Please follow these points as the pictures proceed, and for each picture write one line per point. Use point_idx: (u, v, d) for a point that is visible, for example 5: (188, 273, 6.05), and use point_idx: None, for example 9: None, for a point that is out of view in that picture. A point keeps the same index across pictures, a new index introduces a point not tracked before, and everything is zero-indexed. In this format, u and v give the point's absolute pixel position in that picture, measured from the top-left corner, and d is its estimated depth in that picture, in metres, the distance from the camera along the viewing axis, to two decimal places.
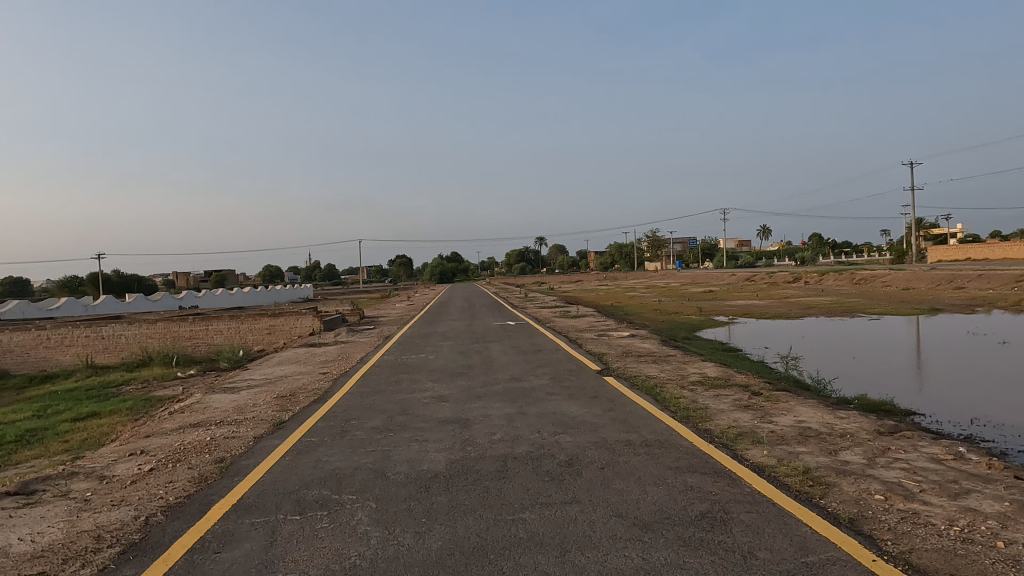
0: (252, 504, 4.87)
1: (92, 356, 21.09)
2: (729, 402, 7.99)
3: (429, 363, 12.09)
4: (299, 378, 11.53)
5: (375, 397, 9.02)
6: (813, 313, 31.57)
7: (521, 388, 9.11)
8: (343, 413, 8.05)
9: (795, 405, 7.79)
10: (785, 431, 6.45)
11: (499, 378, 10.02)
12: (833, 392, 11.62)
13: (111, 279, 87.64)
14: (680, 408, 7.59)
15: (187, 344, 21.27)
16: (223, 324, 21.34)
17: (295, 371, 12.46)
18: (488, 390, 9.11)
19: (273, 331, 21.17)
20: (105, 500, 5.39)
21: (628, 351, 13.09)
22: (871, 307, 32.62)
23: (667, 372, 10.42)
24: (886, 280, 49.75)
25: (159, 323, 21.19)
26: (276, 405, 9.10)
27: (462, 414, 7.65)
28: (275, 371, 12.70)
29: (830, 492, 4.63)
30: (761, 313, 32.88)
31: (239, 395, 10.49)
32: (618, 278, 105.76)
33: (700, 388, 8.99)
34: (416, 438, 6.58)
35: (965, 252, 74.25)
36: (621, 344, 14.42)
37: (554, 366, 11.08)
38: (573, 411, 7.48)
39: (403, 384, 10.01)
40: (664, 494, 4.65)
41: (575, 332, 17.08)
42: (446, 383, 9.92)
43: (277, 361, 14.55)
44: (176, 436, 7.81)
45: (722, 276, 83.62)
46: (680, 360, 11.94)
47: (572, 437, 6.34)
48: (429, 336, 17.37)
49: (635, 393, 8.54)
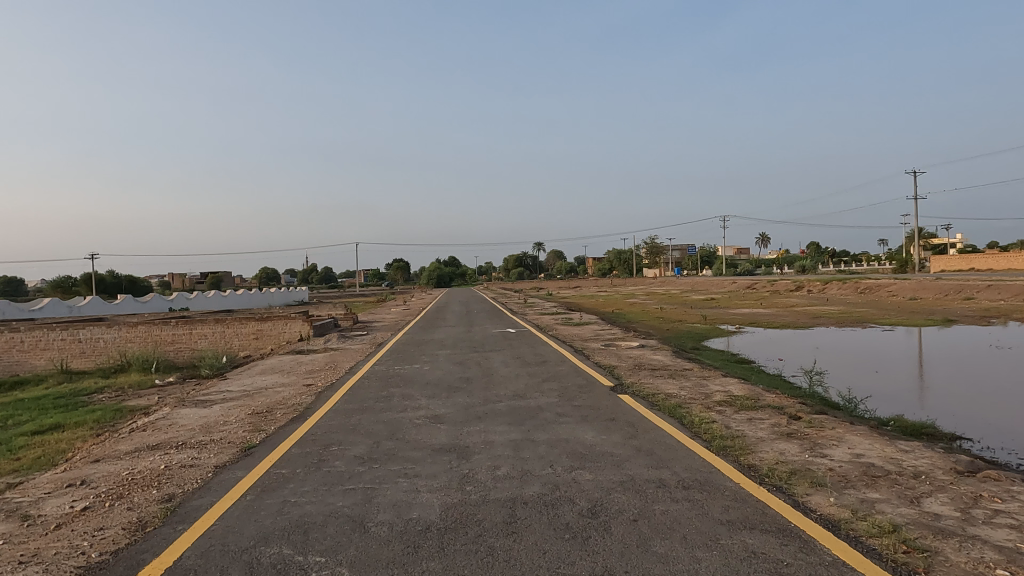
0: (191, 569, 3.81)
1: (68, 361, 20.00)
2: (767, 428, 6.94)
3: (423, 376, 11.03)
4: (279, 391, 10.46)
5: (361, 416, 7.96)
6: (823, 323, 30.61)
7: (527, 407, 8.06)
8: (324, 436, 6.98)
9: (845, 433, 6.75)
10: (846, 469, 5.41)
11: (501, 395, 8.96)
12: (866, 412, 10.56)
13: (105, 279, 86.65)
14: (713, 436, 6.53)
15: (169, 349, 20.17)
16: (208, 328, 20.25)
17: (277, 382, 11.38)
18: (489, 409, 8.05)
19: (261, 336, 20.08)
20: (14, 554, 4.32)
21: (640, 364, 12.03)
22: (881, 318, 31.69)
23: (689, 390, 9.37)
24: (891, 289, 48.90)
25: (141, 327, 20.12)
26: (249, 425, 8.02)
27: (460, 440, 6.59)
28: (255, 382, 11.63)
29: (935, 563, 3.58)
30: (769, 321, 31.92)
31: (210, 410, 9.41)
32: (617, 285, 104.91)
33: (730, 410, 7.95)
34: (406, 472, 5.53)
35: (968, 262, 73.56)
36: (631, 355, 13.38)
37: (561, 381, 10.01)
38: (589, 439, 6.42)
39: (394, 401, 8.94)
40: (721, 563, 3.60)
41: (580, 341, 16.06)
42: (442, 400, 8.86)
43: (260, 369, 13.49)
44: (127, 462, 6.73)
45: (723, 283, 82.80)
46: (700, 375, 10.90)
47: (592, 474, 5.28)
48: (424, 343, 16.32)
49: (657, 416, 7.48)
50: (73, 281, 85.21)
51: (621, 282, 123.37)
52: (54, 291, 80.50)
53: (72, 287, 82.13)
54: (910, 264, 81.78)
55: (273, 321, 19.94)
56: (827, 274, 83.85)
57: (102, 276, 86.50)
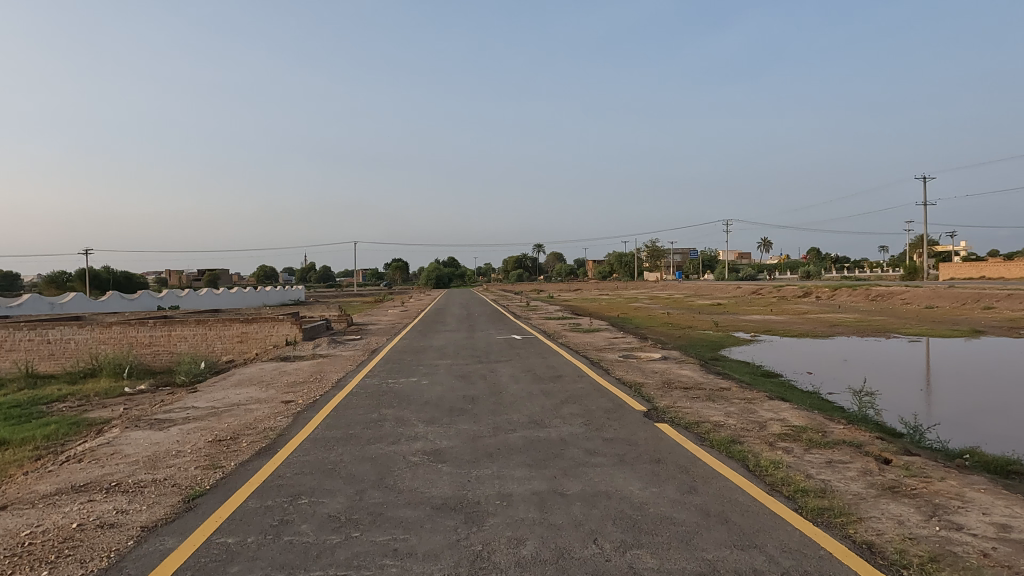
0: None
1: (35, 364, 18.49)
2: (860, 480, 5.43)
3: (421, 393, 9.51)
4: (252, 410, 8.95)
5: (344, 451, 6.42)
6: (842, 331, 29.14)
7: (548, 442, 6.54)
8: (292, 483, 5.44)
9: (964, 488, 5.24)
10: (1005, 553, 3.90)
11: (513, 422, 7.44)
12: (938, 443, 8.98)
13: (100, 275, 85.19)
14: (798, 491, 5.02)
15: (146, 352, 18.64)
16: (188, 329, 18.71)
17: (251, 398, 9.86)
18: (502, 444, 6.53)
19: (245, 339, 18.52)
20: None
21: (670, 381, 10.51)
22: (904, 327, 30.09)
23: (737, 418, 7.86)
24: (906, 296, 47.31)
25: (116, 328, 18.61)
26: (204, 459, 6.47)
27: (469, 491, 5.07)
28: (226, 396, 10.12)
29: None
30: (785, 329, 30.40)
31: (166, 433, 7.90)
32: (618, 287, 103.37)
33: (799, 449, 6.44)
34: (397, 548, 4.00)
35: (979, 270, 72.07)
36: (655, 370, 11.88)
37: (584, 403, 8.50)
38: (638, 496, 4.90)
39: (384, 428, 7.41)
40: None
41: (595, 351, 14.56)
42: (442, 427, 7.34)
43: (236, 379, 11.96)
44: (36, 511, 5.21)
45: (728, 288, 81.37)
46: (742, 397, 9.37)
47: (656, 560, 3.76)
48: (422, 351, 14.82)
49: (713, 458, 5.97)
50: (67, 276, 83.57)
51: (623, 285, 121.87)
52: (48, 285, 78.66)
53: (65, 283, 80.28)
54: (918, 271, 80.37)
55: (259, 323, 18.39)
56: (833, 280, 82.19)
57: (96, 272, 84.64)
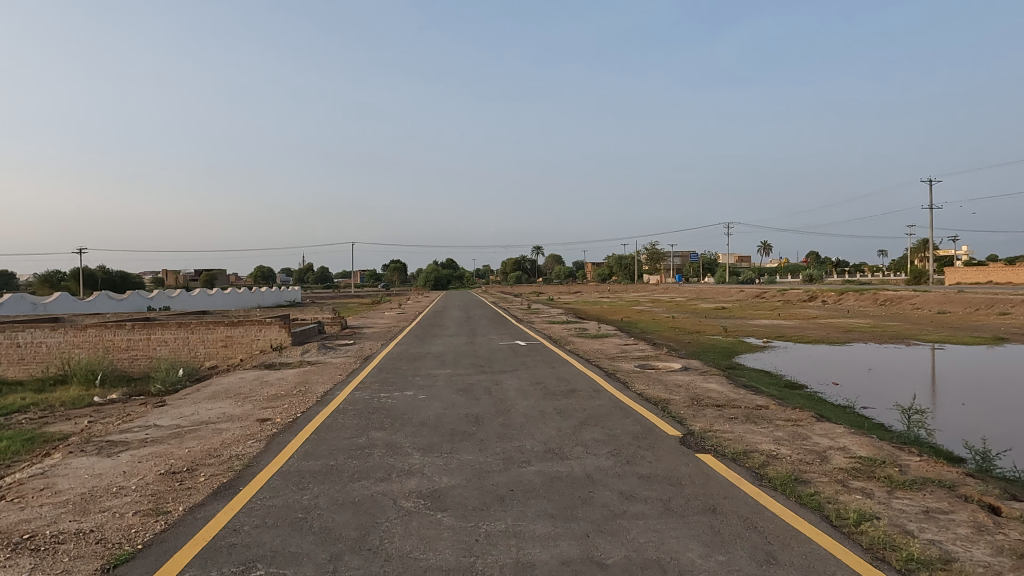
0: None
1: (4, 369, 17.26)
2: (979, 540, 4.23)
3: (416, 412, 8.28)
4: (221, 430, 7.72)
5: (321, 493, 5.19)
6: (858, 338, 27.94)
7: (573, 483, 5.31)
8: (248, 543, 4.20)
9: None
10: None
11: (526, 452, 6.22)
12: (1013, 471, 7.75)
13: (95, 274, 84.16)
14: (911, 562, 3.80)
15: (123, 358, 17.40)
16: (169, 333, 17.46)
17: (223, 415, 8.62)
18: (516, 483, 5.31)
19: (230, 343, 17.30)
20: None
21: (698, 399, 9.31)
22: (922, 333, 28.99)
23: (791, 447, 6.65)
24: (915, 301, 46.22)
25: (91, 331, 17.38)
26: (147, 501, 5.23)
27: (477, 561, 3.83)
28: (194, 412, 8.88)
29: None
30: (797, 335, 29.26)
31: (113, 460, 6.67)
32: (619, 290, 102.54)
33: (882, 493, 5.23)
34: None
35: (986, 274, 71.15)
36: (679, 383, 10.66)
37: (607, 427, 7.29)
38: (703, 570, 3.69)
39: (372, 459, 6.19)
40: None
41: (608, 360, 13.36)
42: (442, 458, 6.13)
43: (210, 391, 10.73)
44: None
45: (731, 291, 80.53)
46: (786, 417, 8.16)
47: None
48: (419, 359, 13.58)
49: (782, 507, 4.75)
50: (61, 275, 82.33)
51: (624, 287, 120.86)
52: (42, 285, 77.55)
53: (59, 283, 79.12)
54: (923, 275, 79.28)
55: (245, 326, 17.16)
56: (837, 284, 81.24)
57: (91, 272, 83.53)
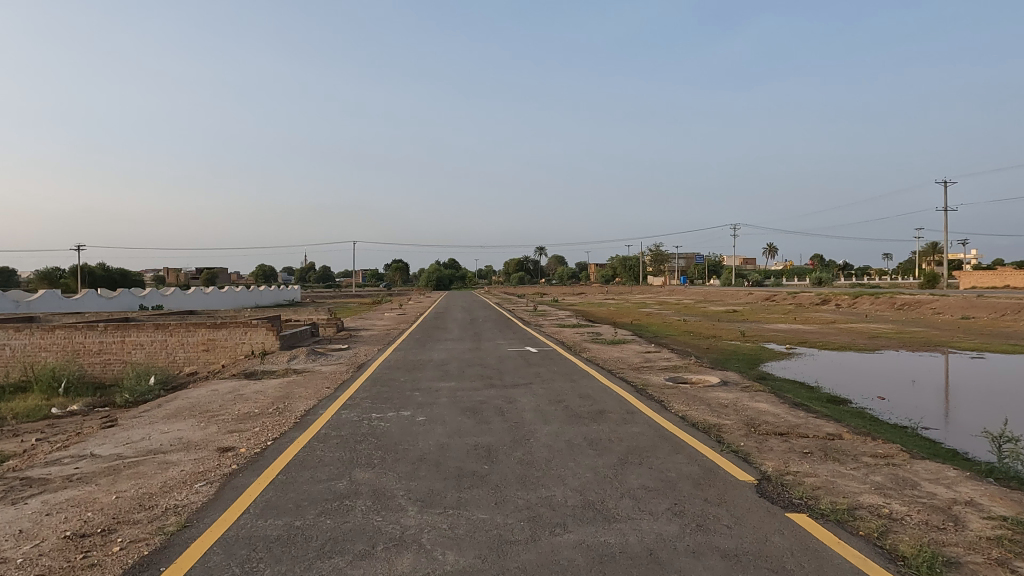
0: None
1: None
2: None
3: (412, 442, 6.70)
4: (168, 466, 6.13)
5: None
6: (886, 344, 26.23)
7: (632, 567, 3.74)
8: None
9: None
10: None
11: (560, 511, 4.64)
12: None
13: (96, 271, 82.84)
14: None
15: (95, 362, 15.89)
16: (145, 336, 15.93)
17: (176, 442, 7.05)
18: (554, 568, 3.71)
19: (212, 347, 15.74)
20: None
21: (754, 425, 7.73)
22: (954, 340, 27.26)
23: (903, 500, 5.07)
24: (936, 305, 44.43)
25: (61, 332, 15.89)
26: None
27: None
28: (144, 438, 7.31)
29: None
30: (821, 341, 27.61)
31: (13, 511, 5.07)
32: (625, 292, 100.76)
33: None
34: None
35: (1002, 276, 69.48)
36: (723, 403, 9.04)
37: (656, 468, 5.70)
38: None
39: (353, 516, 4.61)
40: None
41: (632, 371, 11.82)
42: (447, 517, 4.55)
43: (174, 407, 9.16)
44: None
45: (739, 294, 78.51)
46: (873, 453, 6.58)
47: None
48: (418, 369, 12.01)
49: None
50: (59, 272, 81.03)
51: (629, 288, 119.32)
52: (39, 283, 76.14)
53: (58, 279, 77.55)
54: (934, 280, 77.48)
55: (228, 329, 15.59)
56: (847, 288, 79.43)
57: (90, 268, 82.13)
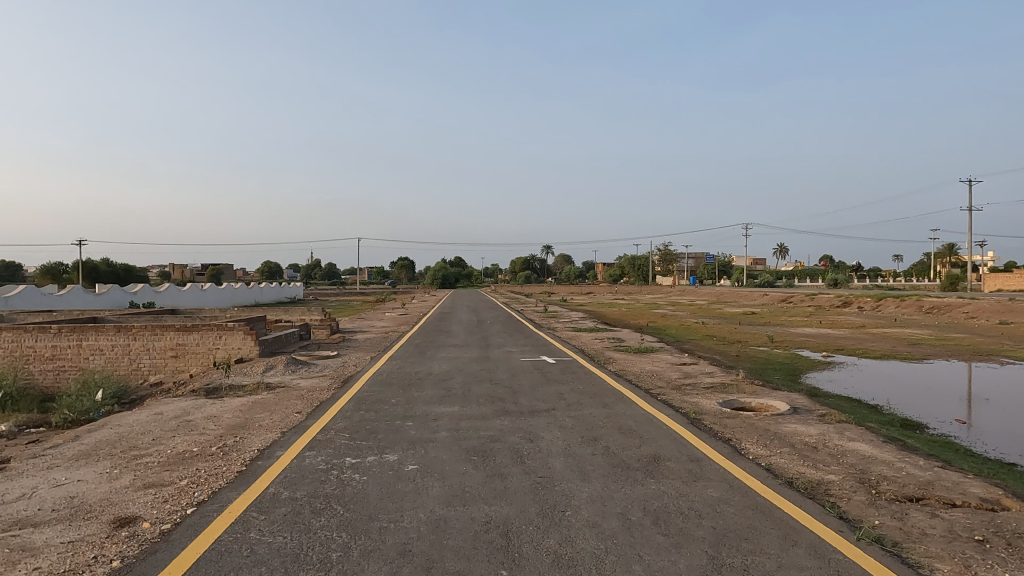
0: None
1: None
2: None
3: (396, 515, 4.58)
4: (17, 558, 4.01)
5: None
6: (933, 353, 23.85)
7: None
8: None
9: None
10: None
11: None
12: None
13: (100, 267, 81.06)
14: None
15: (47, 370, 13.89)
16: (105, 339, 13.91)
17: (61, 507, 4.95)
18: None
19: (181, 353, 13.69)
20: None
21: (871, 481, 5.56)
22: (1005, 348, 24.97)
23: None
24: (968, 309, 42.08)
25: (9, 334, 13.91)
26: None
27: None
28: (24, 496, 5.23)
29: None
30: (857, 347, 25.37)
31: None
32: (635, 292, 98.47)
33: None
34: None
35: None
36: (811, 443, 6.85)
37: None
38: None
39: None
40: None
41: (675, 391, 9.67)
42: None
43: (95, 439, 7.10)
44: None
45: (753, 295, 75.61)
46: None
47: None
48: (414, 386, 9.89)
49: None
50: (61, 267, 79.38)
51: (639, 287, 116.87)
52: (40, 279, 74.40)
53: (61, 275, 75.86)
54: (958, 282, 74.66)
55: (199, 332, 13.54)
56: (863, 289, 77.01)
57: (93, 262, 80.43)
